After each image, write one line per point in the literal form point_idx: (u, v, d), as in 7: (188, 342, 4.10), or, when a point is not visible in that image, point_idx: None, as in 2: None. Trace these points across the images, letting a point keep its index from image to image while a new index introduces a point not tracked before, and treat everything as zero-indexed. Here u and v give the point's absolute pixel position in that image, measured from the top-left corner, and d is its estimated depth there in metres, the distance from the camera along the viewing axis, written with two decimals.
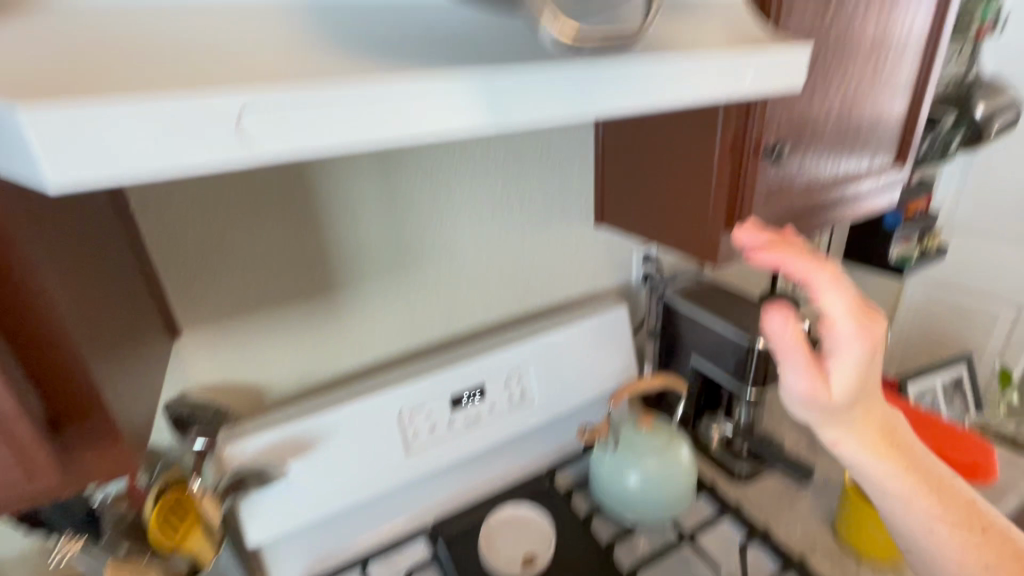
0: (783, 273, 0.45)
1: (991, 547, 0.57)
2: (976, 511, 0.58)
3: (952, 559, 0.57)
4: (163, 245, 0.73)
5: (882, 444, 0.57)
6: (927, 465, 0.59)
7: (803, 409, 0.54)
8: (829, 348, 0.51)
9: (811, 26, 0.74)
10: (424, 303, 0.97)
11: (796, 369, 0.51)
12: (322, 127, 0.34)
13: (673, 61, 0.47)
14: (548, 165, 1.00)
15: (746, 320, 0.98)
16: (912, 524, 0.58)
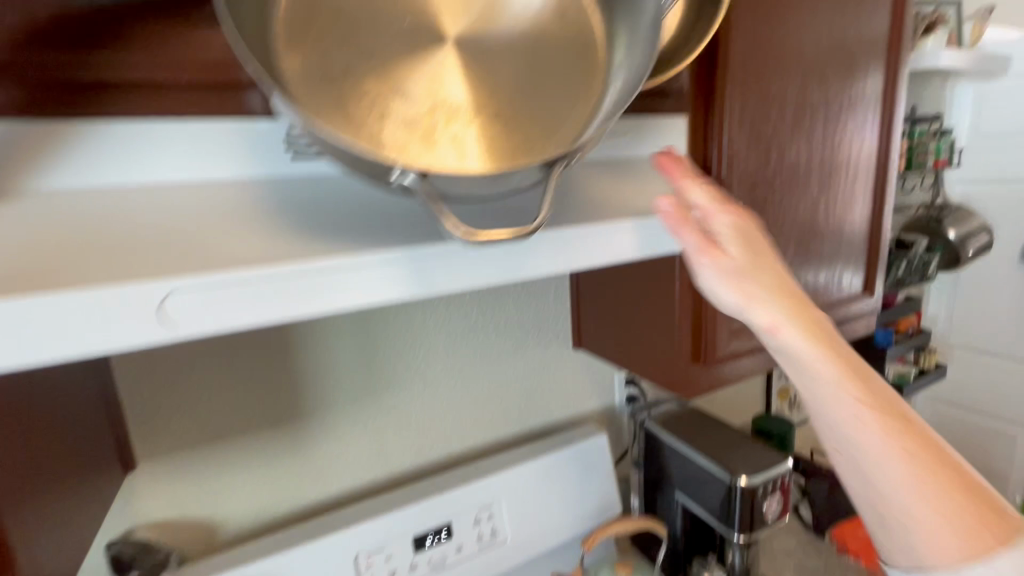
0: (698, 184, 0.50)
1: (901, 463, 0.46)
2: (929, 443, 0.47)
3: (933, 499, 0.45)
4: (130, 378, 0.74)
5: (828, 342, 0.47)
6: (857, 368, 0.47)
7: (735, 298, 0.48)
8: (729, 244, 0.49)
9: (755, 170, 0.78)
10: (394, 432, 0.95)
11: (714, 269, 0.48)
12: (249, 308, 0.36)
13: (611, 226, 0.48)
14: (524, 293, 1.04)
15: (727, 454, 0.94)
16: (884, 455, 0.46)
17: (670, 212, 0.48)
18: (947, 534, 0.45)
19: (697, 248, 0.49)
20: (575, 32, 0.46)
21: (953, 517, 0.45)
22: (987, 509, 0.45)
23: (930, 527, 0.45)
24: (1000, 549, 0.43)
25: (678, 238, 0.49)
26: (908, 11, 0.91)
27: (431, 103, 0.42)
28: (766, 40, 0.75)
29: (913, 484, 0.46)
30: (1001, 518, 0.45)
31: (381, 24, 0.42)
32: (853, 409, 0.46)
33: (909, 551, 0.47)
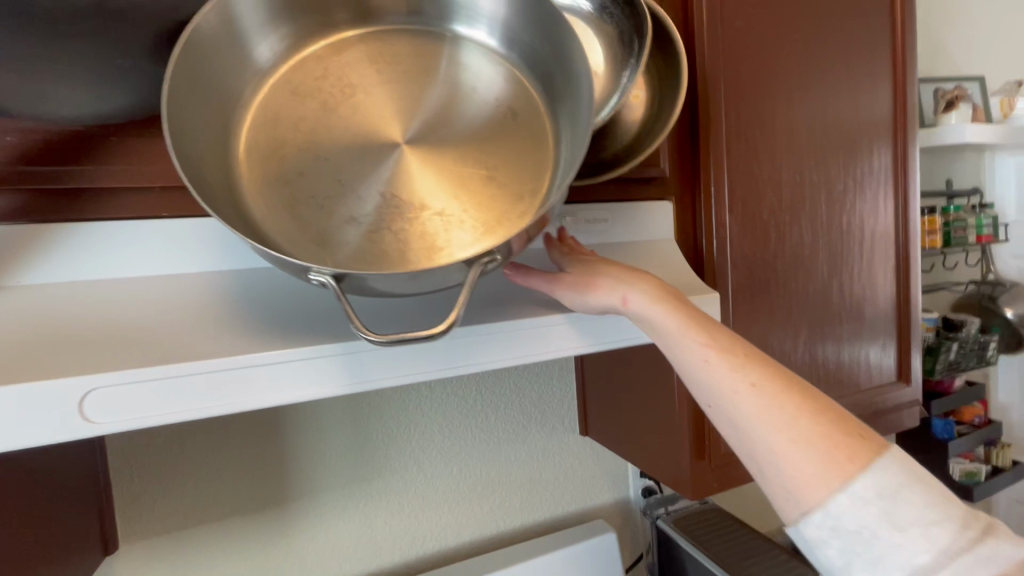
0: (568, 247, 0.54)
1: (769, 399, 0.43)
2: (791, 376, 0.45)
3: (788, 428, 0.42)
4: (121, 458, 0.76)
5: (681, 306, 0.47)
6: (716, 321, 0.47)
7: (599, 302, 0.48)
8: (590, 274, 0.49)
9: (749, 255, 0.75)
10: (382, 521, 0.91)
11: (576, 296, 0.48)
12: (177, 400, 0.37)
13: (542, 322, 0.48)
14: (527, 376, 1.00)
15: (741, 564, 0.84)
16: (738, 393, 0.44)
17: (525, 270, 0.50)
18: (805, 460, 0.41)
19: (560, 282, 0.49)
20: (525, 133, 0.47)
21: (813, 445, 0.42)
22: (853, 431, 0.42)
23: (791, 458, 0.42)
24: (855, 470, 0.41)
25: (538, 285, 0.50)
26: (912, 93, 0.89)
27: (377, 205, 0.44)
28: (753, 127, 0.75)
29: (774, 418, 0.42)
30: (865, 438, 0.42)
31: (339, 132, 0.45)
32: (708, 358, 0.45)
33: (778, 489, 0.43)
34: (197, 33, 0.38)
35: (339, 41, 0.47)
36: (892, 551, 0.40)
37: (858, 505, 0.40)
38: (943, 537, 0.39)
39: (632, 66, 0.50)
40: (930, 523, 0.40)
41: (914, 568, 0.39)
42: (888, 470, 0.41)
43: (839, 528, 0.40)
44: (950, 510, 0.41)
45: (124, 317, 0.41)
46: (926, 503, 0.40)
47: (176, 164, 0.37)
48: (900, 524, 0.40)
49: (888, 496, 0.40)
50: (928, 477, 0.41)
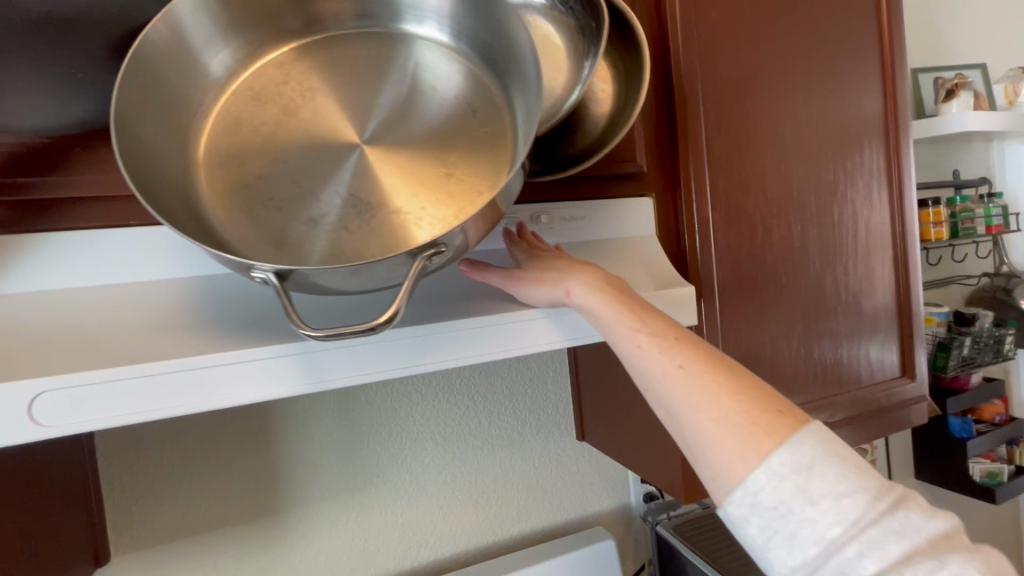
0: (527, 243, 0.56)
1: (695, 379, 0.42)
2: (722, 358, 0.44)
3: (711, 406, 0.41)
4: (112, 470, 0.76)
5: (618, 296, 0.48)
6: (652, 309, 0.47)
7: (548, 297, 0.49)
8: (545, 268, 0.50)
9: (734, 249, 0.74)
10: (375, 530, 0.90)
11: (529, 290, 0.49)
12: (130, 402, 0.37)
13: (519, 317, 0.49)
14: (520, 382, 0.99)
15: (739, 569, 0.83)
16: (667, 376, 0.43)
17: (480, 266, 0.52)
18: (725, 438, 0.40)
19: (513, 277, 0.50)
20: (484, 130, 0.47)
21: (734, 422, 0.40)
22: (773, 407, 0.41)
23: (714, 437, 0.40)
24: (772, 446, 0.39)
25: (494, 280, 0.51)
26: (905, 81, 0.87)
27: (336, 208, 0.44)
28: (734, 121, 0.74)
29: (699, 400, 0.42)
30: (786, 413, 0.40)
31: (298, 135, 0.46)
32: (639, 343, 0.45)
33: (704, 469, 0.41)
34: (147, 45, 0.39)
35: (297, 48, 0.48)
36: (807, 527, 0.37)
37: (772, 479, 0.38)
38: (858, 508, 0.36)
39: (591, 54, 0.51)
40: (844, 495, 0.37)
41: (829, 543, 0.36)
42: (802, 442, 0.38)
43: (756, 504, 0.38)
44: (866, 479, 0.38)
45: (85, 326, 0.42)
46: (840, 473, 0.37)
47: (125, 173, 0.37)
48: (813, 497, 0.37)
49: (802, 468, 0.38)
50: (844, 448, 0.39)
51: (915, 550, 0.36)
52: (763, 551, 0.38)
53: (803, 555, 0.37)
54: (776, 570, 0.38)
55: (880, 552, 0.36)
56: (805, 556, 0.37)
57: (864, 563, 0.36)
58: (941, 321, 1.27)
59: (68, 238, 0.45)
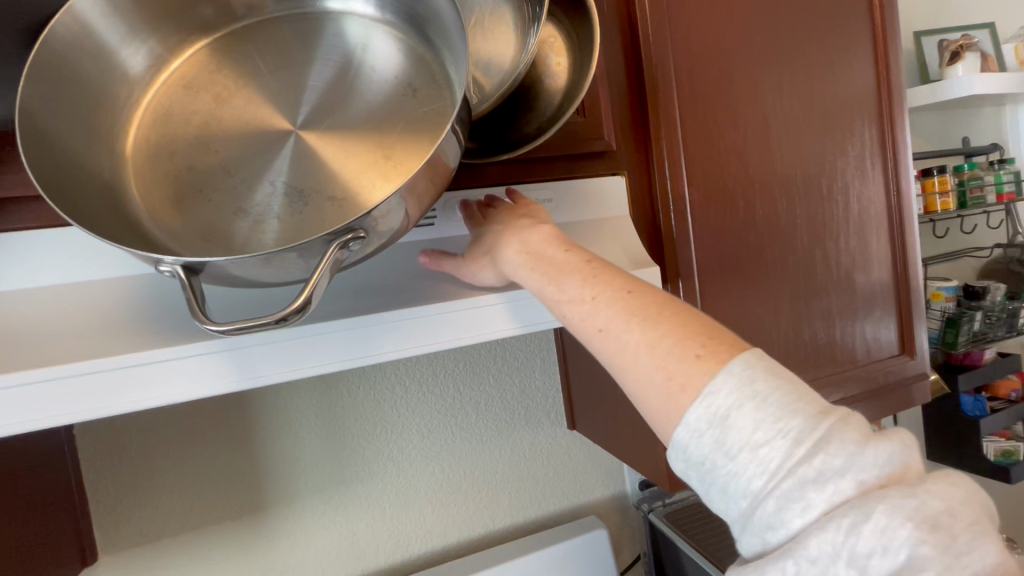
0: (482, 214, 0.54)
1: (617, 343, 0.40)
2: (645, 309, 0.40)
3: (632, 365, 0.39)
4: (97, 470, 0.77)
5: (545, 260, 0.45)
6: (574, 266, 0.44)
7: (497, 277, 0.48)
8: (487, 246, 0.48)
9: (713, 229, 0.71)
10: (364, 523, 0.89)
11: (479, 275, 0.49)
12: (54, 405, 0.36)
13: (472, 304, 0.47)
14: (507, 372, 0.97)
15: (729, 554, 0.82)
16: (592, 340, 0.41)
17: (439, 257, 0.51)
18: (651, 398, 0.38)
19: (464, 264, 0.49)
20: (424, 111, 0.45)
21: (658, 385, 0.38)
22: (691, 351, 0.37)
23: (644, 399, 0.39)
24: (691, 400, 0.36)
25: (449, 269, 0.50)
26: (897, 41, 0.82)
27: (273, 199, 0.42)
28: (710, 93, 0.70)
29: (625, 361, 0.39)
30: (702, 358, 0.37)
31: (230, 123, 0.44)
32: (564, 311, 0.43)
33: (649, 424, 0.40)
34: (54, 38, 0.37)
35: (226, 35, 0.46)
36: (732, 481, 0.35)
37: (693, 435, 0.36)
38: (776, 457, 0.34)
39: (536, 22, 0.51)
40: (761, 444, 0.34)
41: (754, 496, 0.34)
42: (718, 392, 0.35)
43: (688, 459, 0.36)
44: (787, 421, 0.34)
45: (16, 328, 0.41)
46: (757, 420, 0.34)
47: (33, 175, 0.35)
48: (732, 450, 0.35)
49: (718, 421, 0.35)
50: (766, 386, 0.35)
51: (842, 500, 0.33)
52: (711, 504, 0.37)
53: (736, 507, 0.35)
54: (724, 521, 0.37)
55: (802, 503, 0.33)
56: (738, 509, 0.35)
57: (788, 517, 0.33)
58: (949, 296, 1.22)
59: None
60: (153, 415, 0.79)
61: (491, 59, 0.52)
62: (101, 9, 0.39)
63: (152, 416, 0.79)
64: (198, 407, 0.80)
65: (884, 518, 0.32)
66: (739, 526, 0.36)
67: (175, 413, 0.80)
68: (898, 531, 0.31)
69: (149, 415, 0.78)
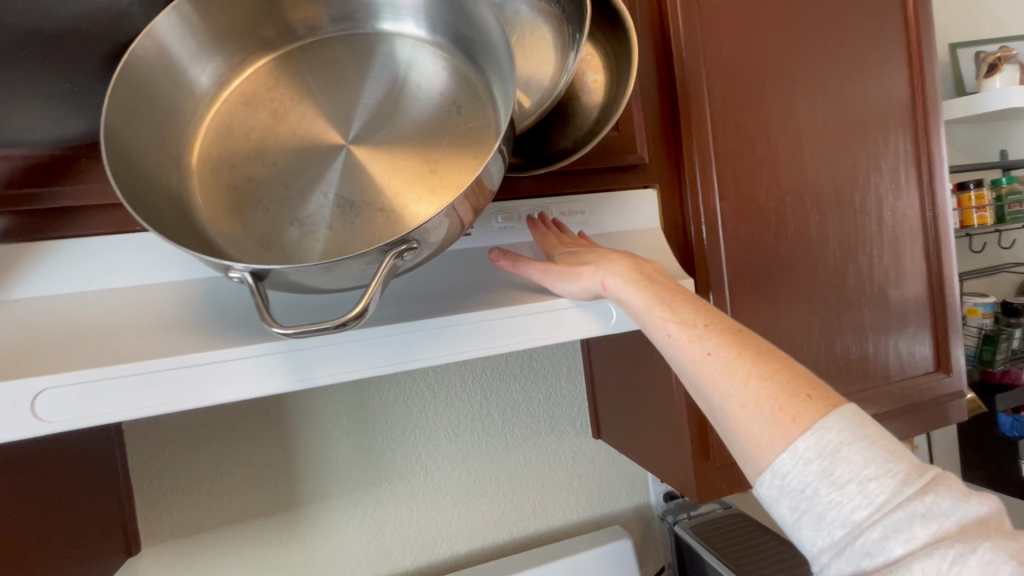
0: (553, 235, 0.58)
1: (723, 367, 0.42)
2: (754, 344, 0.43)
3: (740, 391, 0.41)
4: (141, 464, 0.80)
5: (656, 287, 0.48)
6: (685, 296, 0.47)
7: (584, 290, 0.49)
8: (576, 262, 0.51)
9: (744, 242, 0.71)
10: (390, 525, 0.91)
11: (565, 284, 0.50)
12: (121, 401, 0.39)
13: (548, 307, 0.49)
14: (534, 380, 0.98)
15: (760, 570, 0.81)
16: (697, 363, 0.44)
17: (511, 258, 0.53)
18: (752, 421, 0.40)
19: (550, 270, 0.50)
20: (466, 128, 0.47)
21: (762, 407, 0.40)
22: (802, 390, 0.40)
23: (741, 420, 0.41)
24: (799, 430, 0.38)
25: (531, 274, 0.52)
26: (932, 55, 0.82)
27: (324, 209, 0.45)
28: (743, 107, 0.71)
29: (728, 384, 0.42)
30: (814, 398, 0.40)
31: (286, 137, 0.47)
32: (671, 333, 0.45)
33: (739, 452, 0.42)
34: (136, 59, 0.40)
35: (284, 54, 0.49)
36: (833, 509, 0.36)
37: (797, 463, 0.38)
38: (883, 492, 0.36)
39: (575, 46, 0.52)
40: (869, 479, 0.36)
41: (854, 526, 0.36)
42: (829, 427, 0.38)
43: (784, 486, 0.38)
44: (897, 463, 0.36)
45: (88, 327, 0.44)
46: (868, 457, 0.37)
47: (116, 186, 0.38)
48: (838, 480, 0.36)
49: (828, 453, 0.37)
50: (876, 431, 0.38)
51: (945, 535, 0.34)
52: (794, 531, 0.38)
53: (829, 536, 0.36)
54: (807, 549, 0.38)
55: (906, 535, 0.35)
56: (832, 537, 0.36)
57: (889, 546, 0.35)
58: (986, 312, 1.19)
59: (62, 250, 0.47)
60: (194, 414, 0.82)
61: (531, 76, 0.55)
62: (175, 31, 0.42)
63: (194, 414, 0.82)
64: (236, 405, 0.84)
65: (989, 553, 0.33)
66: (828, 554, 0.37)
67: (216, 412, 0.83)
68: (1002, 566, 0.32)
69: (189, 413, 0.82)
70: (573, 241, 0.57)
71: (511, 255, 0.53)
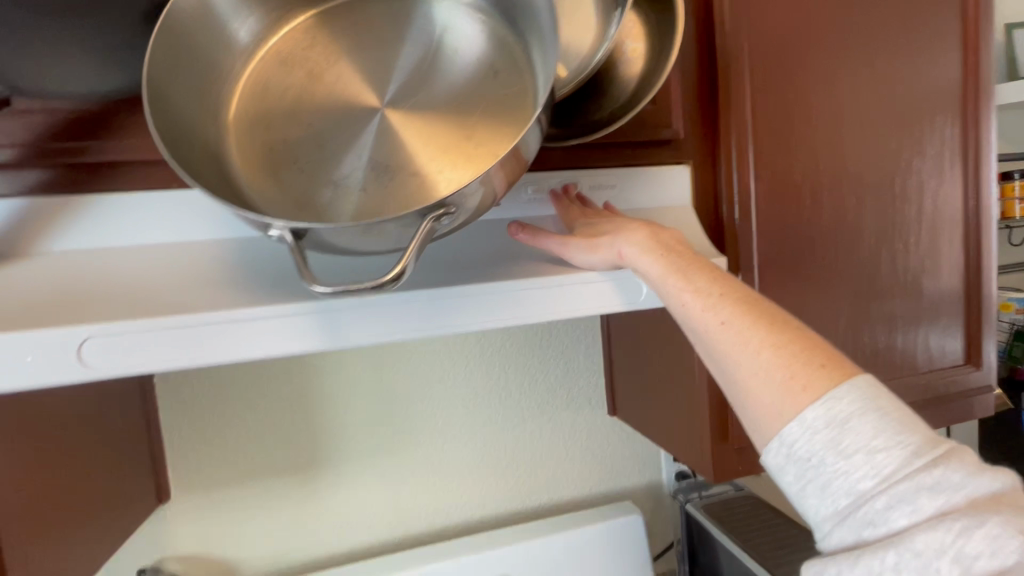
0: (573, 206, 0.57)
1: (736, 336, 0.42)
2: (768, 313, 0.42)
3: (752, 360, 0.41)
4: (172, 415, 0.83)
5: (672, 255, 0.47)
6: (700, 265, 0.46)
7: (604, 262, 0.49)
8: (594, 232, 0.51)
9: (777, 223, 0.70)
10: (407, 488, 0.93)
11: (584, 255, 0.49)
12: (157, 352, 0.40)
13: (569, 280, 0.49)
14: (553, 354, 0.98)
15: (772, 550, 0.81)
16: (709, 331, 0.43)
17: (528, 231, 0.52)
18: (763, 392, 0.40)
19: (570, 241, 0.50)
20: (505, 93, 0.46)
21: (774, 376, 0.40)
22: (816, 361, 0.40)
23: (752, 390, 0.40)
24: (810, 400, 0.38)
25: (550, 246, 0.51)
26: (989, 35, 0.77)
27: (357, 171, 0.45)
28: (784, 84, 0.69)
29: (740, 353, 0.41)
30: (827, 367, 0.39)
31: (323, 97, 0.46)
32: (685, 302, 0.45)
33: (748, 422, 0.41)
34: (178, 11, 0.40)
35: (322, 12, 0.48)
36: (838, 478, 0.36)
37: (806, 432, 0.37)
38: (891, 463, 0.35)
39: (618, 12, 0.52)
40: (878, 449, 0.36)
41: (860, 495, 0.36)
42: (840, 398, 0.37)
43: (791, 455, 0.38)
44: (908, 434, 0.36)
45: (129, 280, 0.45)
46: (879, 428, 0.36)
47: (157, 138, 0.39)
48: (845, 450, 0.36)
49: (838, 422, 0.37)
50: (890, 402, 0.37)
51: (951, 508, 0.34)
52: (798, 498, 0.38)
53: (833, 505, 0.36)
54: (810, 517, 0.38)
55: (912, 506, 0.34)
56: (835, 506, 0.36)
57: (893, 516, 0.35)
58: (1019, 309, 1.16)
59: (104, 203, 0.48)
60: (223, 370, 0.84)
61: (571, 42, 0.53)
62: None
63: (223, 371, 0.84)
64: (263, 364, 0.86)
65: (996, 527, 0.33)
66: (831, 522, 0.37)
67: (243, 371, 0.85)
68: (1008, 541, 0.32)
69: (216, 370, 0.84)
70: (593, 213, 0.56)
71: (529, 228, 0.53)
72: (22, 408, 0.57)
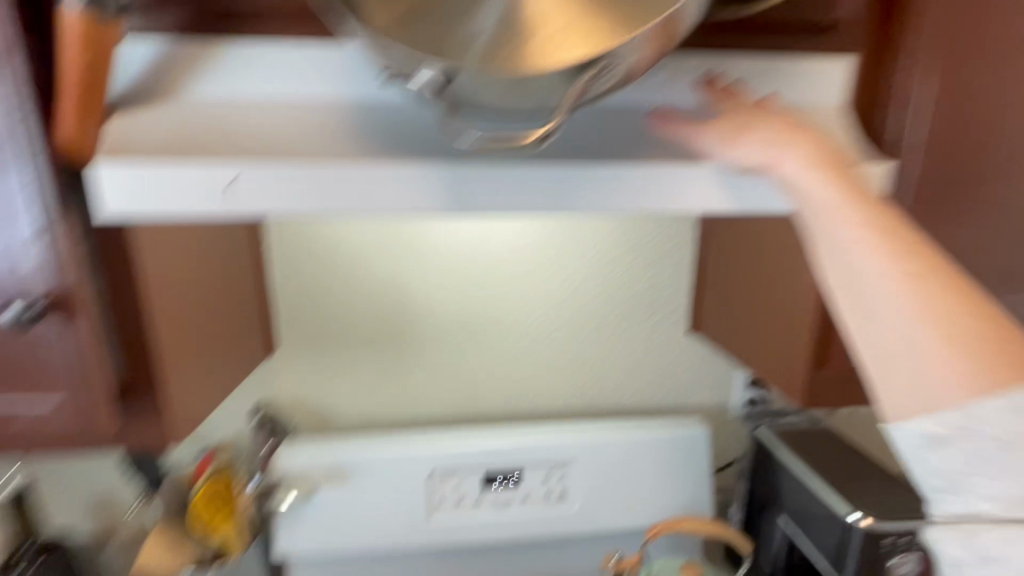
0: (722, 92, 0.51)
1: (906, 299, 0.42)
2: (946, 287, 0.42)
3: (910, 330, 0.42)
4: (281, 273, 0.89)
5: (847, 189, 0.44)
6: (879, 219, 0.43)
7: (745, 159, 0.46)
8: (736, 124, 0.47)
9: (942, 136, 0.60)
10: (484, 371, 0.97)
11: (719, 147, 0.46)
12: (294, 198, 0.42)
13: (689, 171, 0.46)
14: (642, 262, 0.95)
15: (854, 485, 0.79)
16: (878, 278, 0.43)
17: (672, 120, 0.48)
18: (921, 355, 0.42)
19: (708, 131, 0.47)
20: None
21: (943, 343, 0.41)
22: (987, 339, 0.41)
23: (894, 343, 0.43)
24: (992, 383, 0.40)
25: (685, 136, 0.48)
26: None
27: (489, 22, 0.41)
28: None
29: (907, 310, 0.42)
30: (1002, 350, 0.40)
31: None
32: (850, 240, 0.44)
33: (878, 366, 0.44)
34: None
35: None
36: None
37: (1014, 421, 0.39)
38: None
39: None
40: None
41: None
42: None
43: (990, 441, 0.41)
44: None
45: (263, 129, 0.46)
46: None
47: None
48: None
49: None
50: None
51: None
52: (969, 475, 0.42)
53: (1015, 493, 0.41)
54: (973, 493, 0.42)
55: None
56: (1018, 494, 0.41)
57: None
58: None
59: (240, 50, 0.50)
60: (327, 237, 0.88)
61: None
62: None
63: (327, 238, 0.88)
64: (362, 236, 0.88)
65: None
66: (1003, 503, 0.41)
67: (345, 240, 0.88)
68: None
69: (320, 237, 0.88)
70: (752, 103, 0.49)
71: (677, 118, 0.48)
72: (225, 241, 0.66)
